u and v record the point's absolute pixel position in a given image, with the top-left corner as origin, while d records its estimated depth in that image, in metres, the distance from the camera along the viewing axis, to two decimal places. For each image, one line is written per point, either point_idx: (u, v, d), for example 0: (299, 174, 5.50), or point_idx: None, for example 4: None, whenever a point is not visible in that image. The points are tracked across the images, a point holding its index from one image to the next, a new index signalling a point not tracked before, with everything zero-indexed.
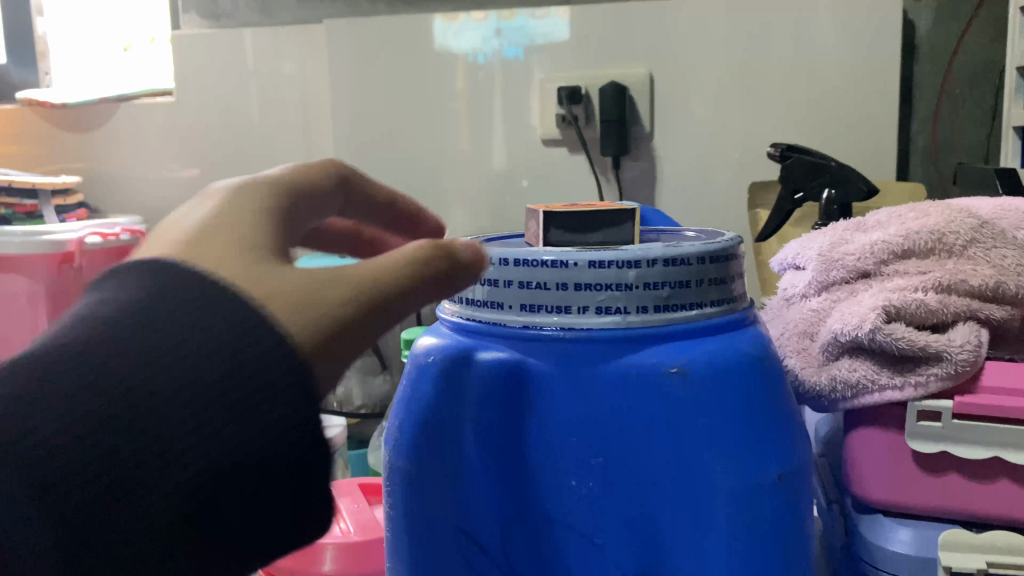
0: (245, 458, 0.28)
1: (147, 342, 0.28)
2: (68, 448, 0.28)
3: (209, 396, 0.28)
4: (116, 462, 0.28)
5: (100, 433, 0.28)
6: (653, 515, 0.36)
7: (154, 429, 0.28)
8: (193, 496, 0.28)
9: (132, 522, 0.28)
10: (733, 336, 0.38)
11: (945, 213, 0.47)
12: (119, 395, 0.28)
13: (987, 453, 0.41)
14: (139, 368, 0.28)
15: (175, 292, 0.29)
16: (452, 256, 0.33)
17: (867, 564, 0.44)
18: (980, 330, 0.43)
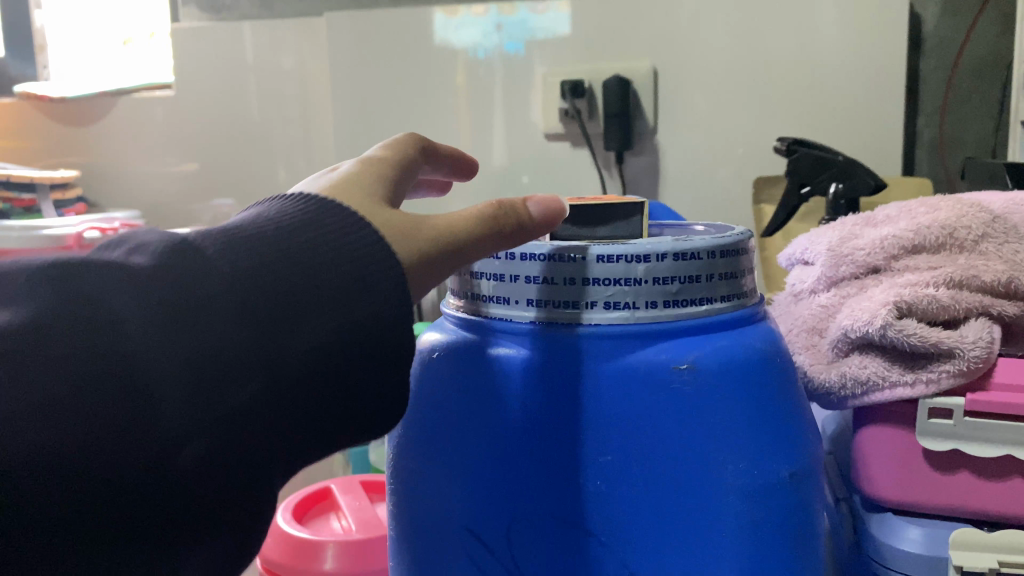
0: (384, 327, 0.33)
1: (305, 229, 0.34)
2: (258, 268, 0.31)
3: (367, 266, 0.33)
4: (300, 287, 0.32)
5: (286, 264, 0.32)
6: (662, 514, 0.35)
7: (329, 275, 0.32)
8: (345, 343, 0.32)
9: (302, 344, 0.31)
10: (743, 331, 0.38)
11: (956, 207, 0.47)
12: (299, 247, 0.33)
13: (998, 450, 0.40)
14: (308, 237, 0.33)
15: (319, 206, 0.35)
16: (531, 212, 0.37)
17: (876, 562, 0.43)
18: (993, 327, 0.42)
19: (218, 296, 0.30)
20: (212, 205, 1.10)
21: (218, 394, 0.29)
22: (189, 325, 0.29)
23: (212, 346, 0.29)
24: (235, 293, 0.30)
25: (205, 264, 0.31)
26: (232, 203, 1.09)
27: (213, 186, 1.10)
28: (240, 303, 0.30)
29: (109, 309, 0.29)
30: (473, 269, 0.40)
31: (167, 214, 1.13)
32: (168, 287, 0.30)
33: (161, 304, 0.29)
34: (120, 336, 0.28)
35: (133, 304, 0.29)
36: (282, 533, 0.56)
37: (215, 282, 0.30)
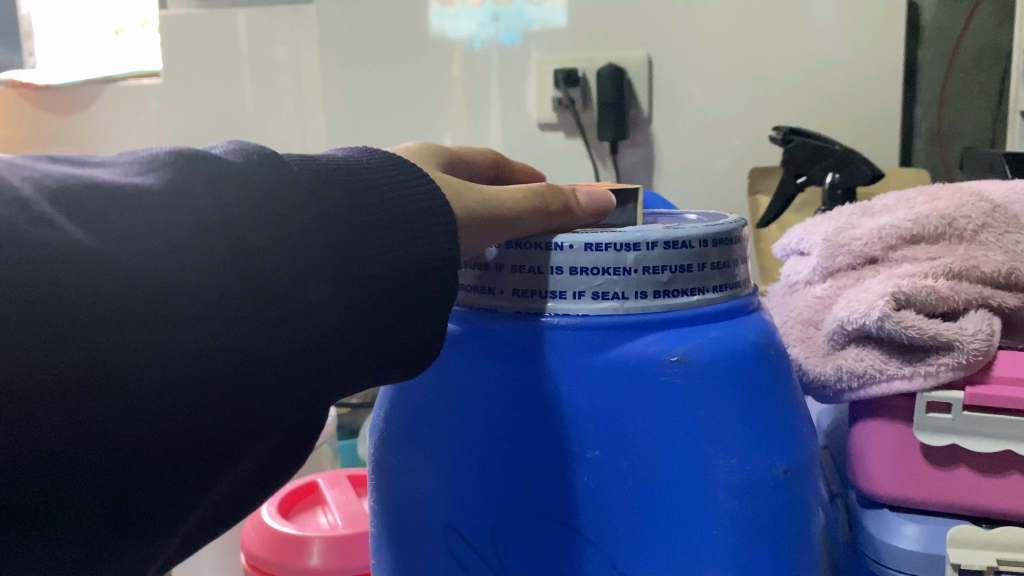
0: (445, 266, 0.35)
1: (372, 163, 0.36)
2: (342, 186, 0.33)
3: (429, 207, 0.35)
4: (375, 211, 0.33)
5: (364, 188, 0.34)
6: (653, 510, 0.34)
7: (399, 204, 0.34)
8: (411, 273, 0.34)
9: (375, 261, 0.33)
10: (737, 323, 0.36)
11: (956, 196, 0.45)
12: (372, 178, 0.35)
13: (998, 445, 0.39)
14: (380, 173, 0.35)
15: (389, 156, 0.37)
16: (580, 200, 0.40)
17: (871, 560, 0.42)
18: (993, 319, 0.41)
19: (308, 199, 0.32)
20: None
21: (303, 290, 0.31)
22: (287, 218, 0.31)
23: (304, 240, 0.31)
24: (320, 200, 0.32)
25: (297, 169, 0.32)
26: None
27: None
28: (325, 209, 0.32)
29: (218, 190, 0.30)
30: None
31: None
32: (271, 182, 0.31)
33: (264, 194, 0.31)
34: (229, 211, 0.29)
35: (241, 190, 0.30)
36: (266, 527, 0.55)
37: (308, 185, 0.32)
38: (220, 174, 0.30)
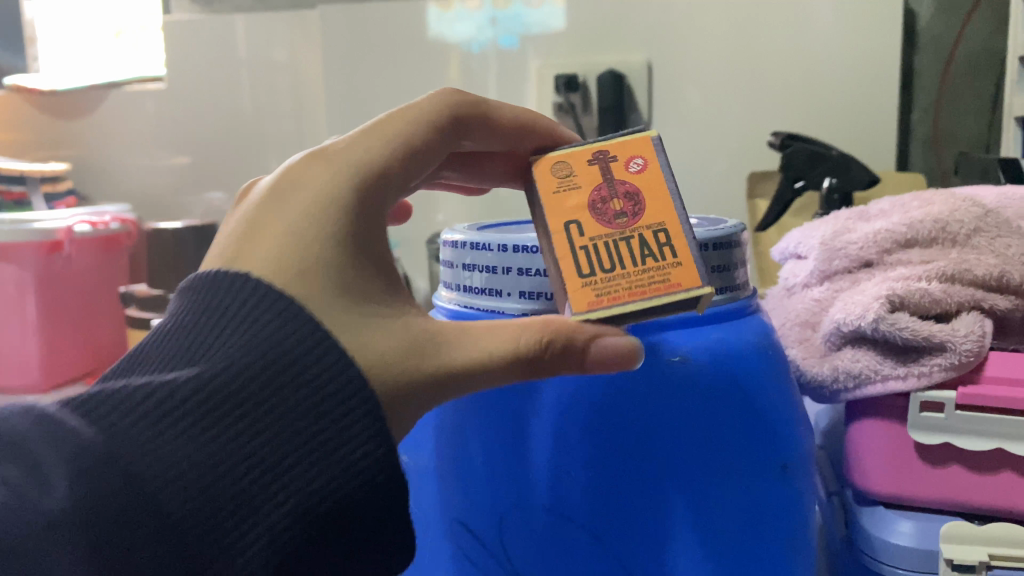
0: (376, 464, 0.33)
1: (254, 331, 0.33)
2: (233, 410, 0.32)
3: (331, 395, 0.33)
4: (276, 425, 0.33)
5: (260, 394, 0.33)
6: (648, 518, 0.36)
7: (300, 402, 0.33)
8: (338, 479, 0.33)
9: (291, 482, 0.32)
10: (738, 324, 0.37)
11: (949, 201, 0.47)
12: (261, 371, 0.33)
13: (988, 444, 0.40)
14: (266, 353, 0.33)
15: (259, 308, 0.34)
16: (596, 358, 0.33)
17: (868, 556, 0.43)
18: (985, 321, 0.42)
19: (199, 455, 0.32)
20: (204, 199, 1.05)
21: (223, 545, 0.32)
22: (180, 490, 0.31)
23: (207, 502, 0.31)
24: (213, 445, 0.32)
25: (181, 413, 0.32)
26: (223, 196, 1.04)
27: (208, 178, 1.04)
28: (221, 457, 0.32)
29: (103, 495, 0.31)
30: (466, 261, 0.41)
31: (161, 208, 1.07)
32: (154, 456, 0.31)
33: (149, 482, 0.31)
34: (117, 510, 0.31)
35: (126, 480, 0.31)
36: None
37: (195, 434, 0.32)
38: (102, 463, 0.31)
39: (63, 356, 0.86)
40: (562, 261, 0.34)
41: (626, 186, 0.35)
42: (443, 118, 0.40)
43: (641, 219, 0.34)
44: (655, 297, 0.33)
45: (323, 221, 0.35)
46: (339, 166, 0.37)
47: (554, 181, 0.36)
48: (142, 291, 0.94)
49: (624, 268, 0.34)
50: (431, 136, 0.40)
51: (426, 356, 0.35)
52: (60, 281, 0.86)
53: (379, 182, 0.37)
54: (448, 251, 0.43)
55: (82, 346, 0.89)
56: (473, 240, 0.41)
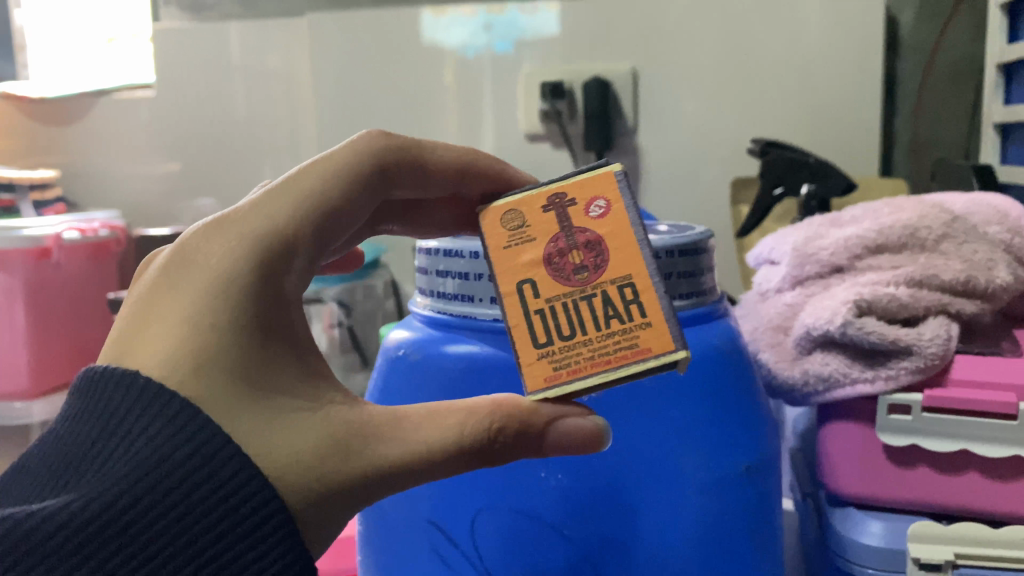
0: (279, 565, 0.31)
1: (142, 440, 0.31)
2: (115, 530, 0.30)
3: (227, 502, 0.31)
4: (167, 541, 0.30)
5: (147, 507, 0.30)
6: (613, 525, 0.37)
7: (193, 513, 0.31)
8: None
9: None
10: (705, 328, 0.39)
11: (919, 207, 0.48)
12: (150, 482, 0.30)
13: (954, 444, 0.41)
14: (154, 464, 0.31)
15: (147, 414, 0.31)
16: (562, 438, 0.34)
17: (839, 557, 0.44)
18: (950, 324, 0.43)
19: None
20: (194, 205, 1.05)
21: None
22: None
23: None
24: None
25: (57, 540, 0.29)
26: (213, 202, 1.04)
27: (196, 185, 1.04)
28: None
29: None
30: (439, 268, 0.42)
31: (149, 214, 1.07)
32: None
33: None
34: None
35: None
36: None
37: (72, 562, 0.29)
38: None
39: (51, 361, 0.86)
40: (517, 328, 0.34)
41: (585, 235, 0.35)
42: (357, 167, 0.38)
43: (603, 274, 0.34)
44: (619, 364, 0.33)
45: (221, 312, 0.32)
46: (239, 240, 0.34)
47: (506, 234, 0.36)
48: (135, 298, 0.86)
49: (585, 332, 0.34)
50: (346, 189, 0.37)
51: (354, 452, 0.33)
52: (48, 288, 0.86)
53: (282, 248, 0.34)
54: (422, 258, 0.44)
55: (73, 353, 0.90)
56: (446, 247, 0.41)
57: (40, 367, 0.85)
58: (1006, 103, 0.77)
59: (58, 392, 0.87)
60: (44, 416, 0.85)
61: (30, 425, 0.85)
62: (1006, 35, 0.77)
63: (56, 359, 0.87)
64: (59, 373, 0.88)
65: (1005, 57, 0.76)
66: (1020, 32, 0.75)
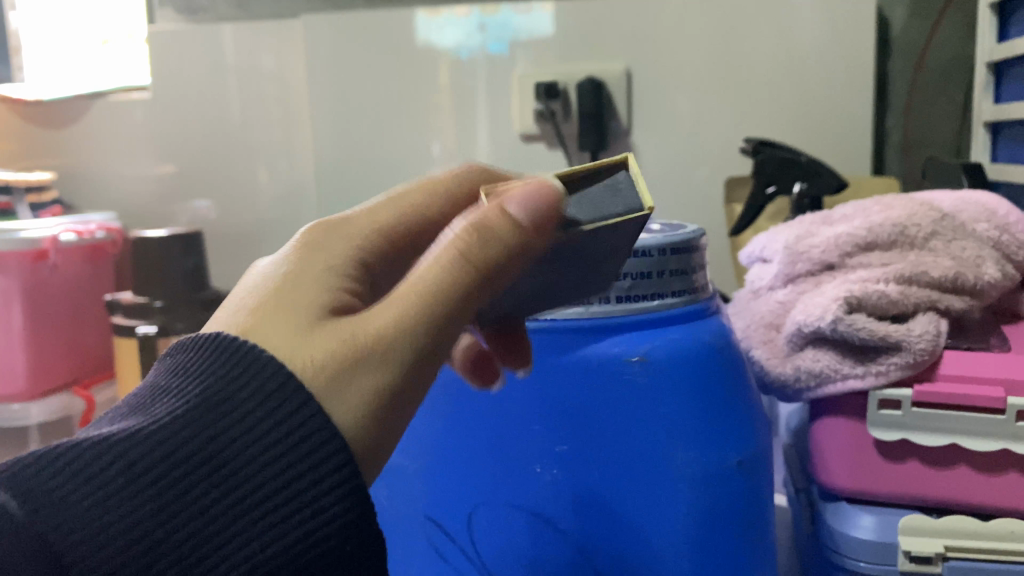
0: (345, 536, 0.28)
1: (220, 388, 0.29)
2: (183, 470, 0.27)
3: (300, 459, 0.28)
4: (234, 492, 0.27)
5: (216, 453, 0.28)
6: (605, 518, 0.38)
7: (263, 465, 0.28)
8: (301, 554, 0.28)
9: (245, 554, 0.27)
10: (696, 325, 0.40)
11: (908, 205, 0.48)
12: (222, 428, 0.28)
13: (943, 439, 0.42)
14: (228, 412, 0.28)
15: (231, 365, 0.29)
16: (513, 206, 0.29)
17: (832, 550, 0.45)
18: (939, 321, 0.44)
19: (132, 525, 0.26)
20: (189, 207, 1.05)
21: None
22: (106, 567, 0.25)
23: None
24: (149, 507, 0.26)
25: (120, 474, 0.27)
26: (209, 204, 1.04)
27: (191, 187, 1.04)
28: (162, 528, 0.26)
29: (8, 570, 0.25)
30: None
31: (144, 216, 1.07)
32: (77, 523, 0.26)
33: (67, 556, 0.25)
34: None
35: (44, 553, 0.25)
36: None
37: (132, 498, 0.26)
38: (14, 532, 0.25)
39: (49, 363, 0.87)
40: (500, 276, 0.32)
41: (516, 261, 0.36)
42: (444, 185, 0.37)
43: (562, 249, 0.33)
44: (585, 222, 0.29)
45: (323, 289, 0.31)
46: (361, 233, 0.34)
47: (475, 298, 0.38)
48: (128, 298, 0.85)
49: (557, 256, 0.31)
50: (431, 205, 0.37)
51: (352, 322, 0.30)
52: (45, 290, 0.86)
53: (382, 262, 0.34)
54: None
55: (68, 354, 0.90)
56: None
57: (38, 370, 0.85)
58: (996, 102, 0.78)
59: (55, 394, 0.87)
60: (42, 417, 0.85)
61: (28, 427, 0.85)
62: (996, 34, 0.78)
63: (54, 360, 0.88)
64: (56, 375, 0.88)
65: (994, 56, 0.77)
66: (1009, 32, 0.76)
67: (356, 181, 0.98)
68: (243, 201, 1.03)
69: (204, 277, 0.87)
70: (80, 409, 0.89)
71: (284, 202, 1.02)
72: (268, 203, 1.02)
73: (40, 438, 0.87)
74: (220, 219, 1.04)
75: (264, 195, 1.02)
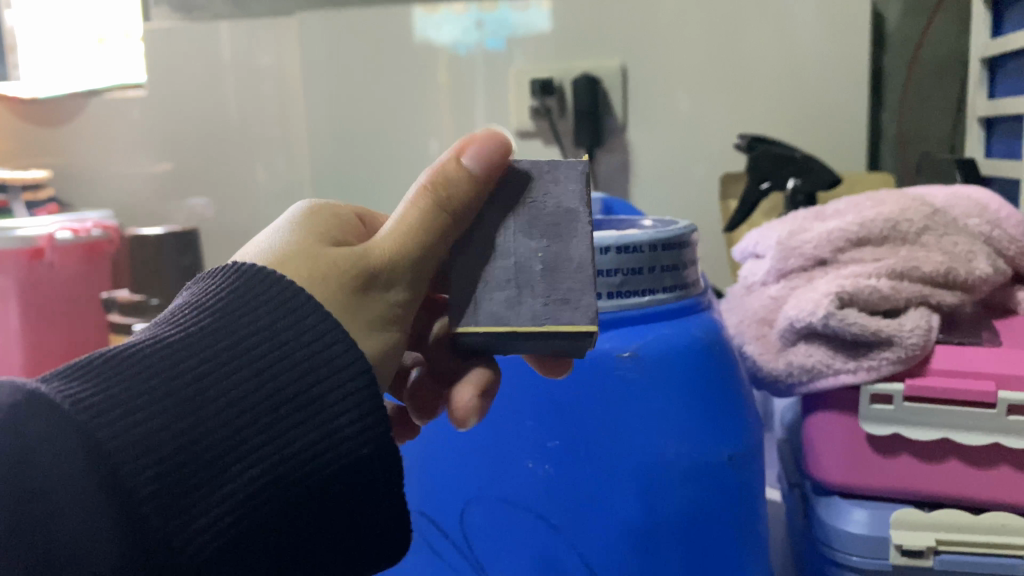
0: (359, 446, 0.30)
1: (239, 303, 0.30)
2: (211, 366, 0.29)
3: (319, 367, 0.30)
4: (259, 391, 0.29)
5: (241, 357, 0.29)
6: (598, 513, 0.38)
7: (283, 373, 0.29)
8: (319, 457, 0.29)
9: (268, 451, 0.28)
10: (686, 321, 0.41)
11: (901, 201, 0.48)
12: (246, 336, 0.30)
13: (935, 434, 0.42)
14: (252, 324, 0.30)
15: (252, 282, 0.31)
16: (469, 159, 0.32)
17: (824, 545, 0.45)
18: (931, 316, 0.44)
19: (166, 408, 0.27)
20: (186, 205, 1.05)
21: (183, 512, 0.27)
22: (141, 444, 0.26)
23: (175, 463, 0.27)
24: (188, 402, 0.28)
25: (154, 367, 0.28)
26: (206, 202, 1.04)
27: (187, 185, 1.04)
28: (194, 415, 0.28)
29: (50, 439, 0.26)
30: None
31: (142, 215, 1.07)
32: (113, 403, 0.27)
33: (105, 431, 0.26)
34: (62, 463, 0.26)
35: (86, 425, 0.26)
36: None
37: (163, 388, 0.28)
38: (56, 408, 0.26)
39: (45, 361, 0.87)
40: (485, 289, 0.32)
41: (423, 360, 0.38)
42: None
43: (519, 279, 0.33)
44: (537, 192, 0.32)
45: (331, 233, 0.34)
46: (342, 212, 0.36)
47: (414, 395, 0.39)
48: (125, 296, 0.85)
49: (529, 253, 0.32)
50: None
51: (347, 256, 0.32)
52: (41, 289, 0.86)
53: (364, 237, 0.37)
54: None
55: (67, 353, 0.90)
56: None
57: (34, 368, 0.85)
58: (991, 97, 0.78)
59: None
60: None
61: None
62: (990, 29, 0.78)
63: (51, 358, 0.88)
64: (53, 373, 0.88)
65: (988, 52, 0.77)
66: (1003, 27, 0.76)
67: (354, 178, 0.98)
68: (239, 199, 1.03)
69: (199, 275, 0.87)
70: None
71: (282, 199, 1.02)
72: (265, 202, 1.02)
73: None
74: (217, 217, 1.04)
75: (261, 193, 1.02)
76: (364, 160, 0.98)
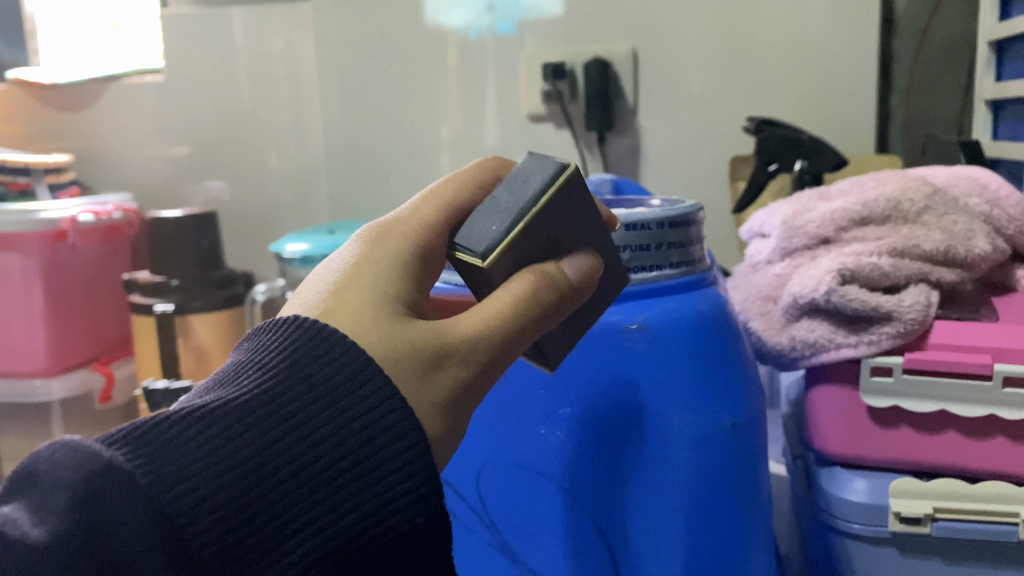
0: (417, 516, 0.29)
1: (302, 370, 0.29)
2: (272, 433, 0.28)
3: (377, 433, 0.29)
4: (316, 457, 0.28)
5: (299, 421, 0.29)
6: (607, 477, 0.41)
7: (341, 439, 0.29)
8: (377, 523, 0.29)
9: (330, 518, 0.28)
10: (691, 295, 0.43)
11: (902, 180, 0.50)
12: (307, 403, 0.29)
13: (934, 405, 0.43)
14: (312, 384, 0.29)
15: (312, 345, 0.30)
16: (568, 268, 0.34)
17: (826, 513, 0.47)
18: (930, 292, 0.45)
19: (225, 477, 0.27)
20: (203, 188, 1.07)
21: None
22: (203, 518, 0.26)
23: (234, 535, 0.27)
24: (250, 471, 0.27)
25: (214, 436, 0.28)
26: (222, 185, 1.06)
27: (204, 168, 1.06)
28: (255, 486, 0.27)
29: (120, 511, 0.26)
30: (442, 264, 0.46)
31: (159, 198, 1.09)
32: (176, 475, 0.27)
33: (169, 501, 0.26)
34: (135, 531, 0.26)
35: (152, 495, 0.26)
36: None
37: (226, 461, 0.27)
38: (122, 480, 0.26)
39: (67, 339, 0.89)
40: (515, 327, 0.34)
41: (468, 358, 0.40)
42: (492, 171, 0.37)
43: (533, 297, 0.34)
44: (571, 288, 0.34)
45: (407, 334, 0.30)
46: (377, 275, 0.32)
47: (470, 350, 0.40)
48: (145, 277, 0.88)
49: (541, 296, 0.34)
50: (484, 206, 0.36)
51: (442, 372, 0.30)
52: (62, 270, 0.88)
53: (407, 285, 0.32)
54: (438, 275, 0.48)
55: (88, 331, 0.92)
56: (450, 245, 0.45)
57: (57, 348, 0.87)
58: (998, 80, 0.79)
59: (75, 370, 0.89)
60: (63, 392, 0.86)
61: (50, 403, 0.86)
62: (997, 13, 0.78)
63: (73, 337, 0.90)
64: (76, 352, 0.90)
65: (995, 35, 0.78)
66: (1010, 11, 0.77)
67: (369, 162, 1.01)
68: (255, 181, 1.05)
69: (217, 256, 0.89)
70: (99, 386, 0.91)
71: (297, 181, 1.04)
72: (279, 183, 1.04)
73: (63, 413, 0.88)
74: (234, 200, 1.06)
75: (275, 176, 1.04)
76: (378, 144, 1.00)
